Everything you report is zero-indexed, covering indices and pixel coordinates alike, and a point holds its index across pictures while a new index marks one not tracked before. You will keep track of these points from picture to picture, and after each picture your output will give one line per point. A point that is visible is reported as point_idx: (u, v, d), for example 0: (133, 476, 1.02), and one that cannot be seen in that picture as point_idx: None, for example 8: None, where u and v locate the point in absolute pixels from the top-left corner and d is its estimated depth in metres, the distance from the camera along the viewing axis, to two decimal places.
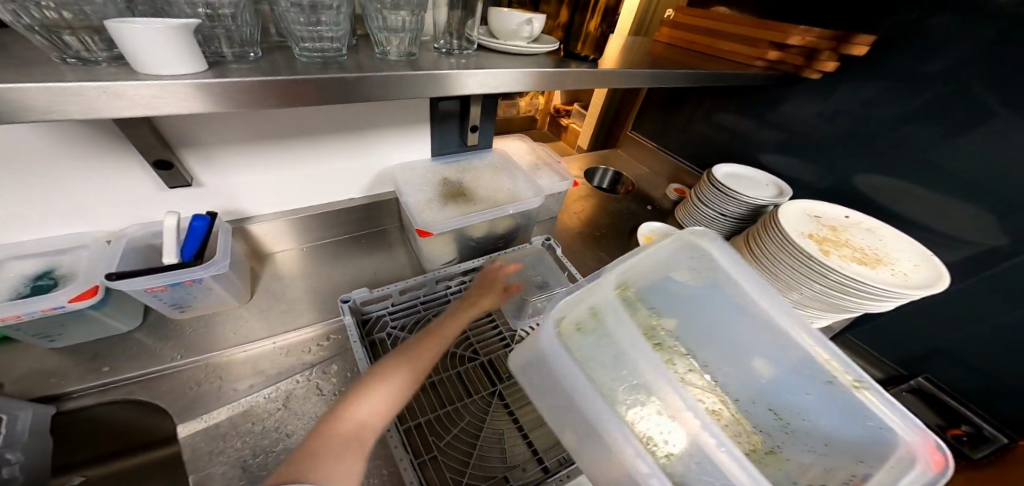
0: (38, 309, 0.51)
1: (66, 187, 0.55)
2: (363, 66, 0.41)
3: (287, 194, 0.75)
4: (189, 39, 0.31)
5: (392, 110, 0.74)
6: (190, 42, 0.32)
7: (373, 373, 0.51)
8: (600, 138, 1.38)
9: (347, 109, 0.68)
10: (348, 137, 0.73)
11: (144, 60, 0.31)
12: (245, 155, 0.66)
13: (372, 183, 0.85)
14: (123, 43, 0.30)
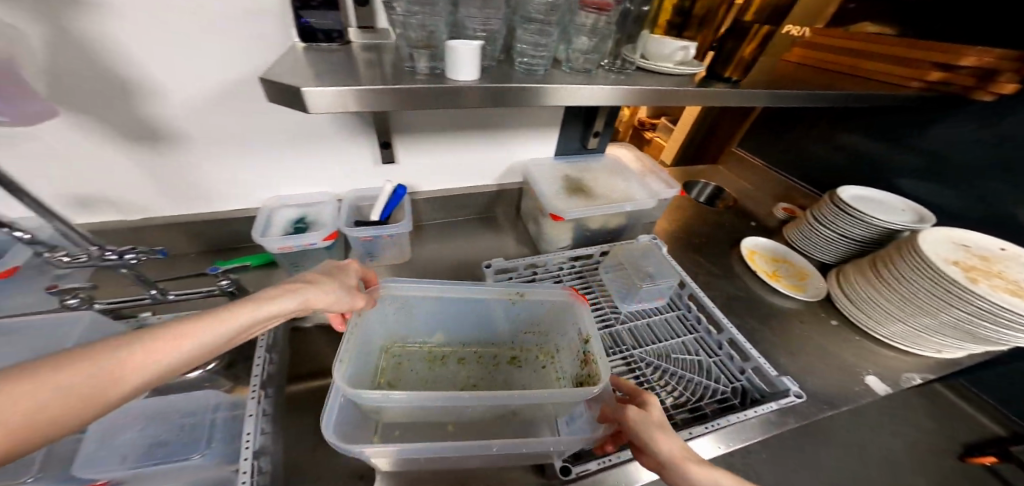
0: (302, 243, 0.74)
1: (327, 157, 0.79)
2: (561, 79, 0.54)
3: (444, 178, 0.95)
4: (476, 57, 0.47)
5: (539, 114, 0.89)
6: (475, 59, 0.48)
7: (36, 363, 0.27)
8: (690, 153, 1.37)
9: (507, 111, 0.85)
10: (501, 134, 0.91)
11: (457, 68, 0.48)
12: (429, 144, 0.86)
13: (503, 174, 1.01)
14: (452, 57, 0.47)
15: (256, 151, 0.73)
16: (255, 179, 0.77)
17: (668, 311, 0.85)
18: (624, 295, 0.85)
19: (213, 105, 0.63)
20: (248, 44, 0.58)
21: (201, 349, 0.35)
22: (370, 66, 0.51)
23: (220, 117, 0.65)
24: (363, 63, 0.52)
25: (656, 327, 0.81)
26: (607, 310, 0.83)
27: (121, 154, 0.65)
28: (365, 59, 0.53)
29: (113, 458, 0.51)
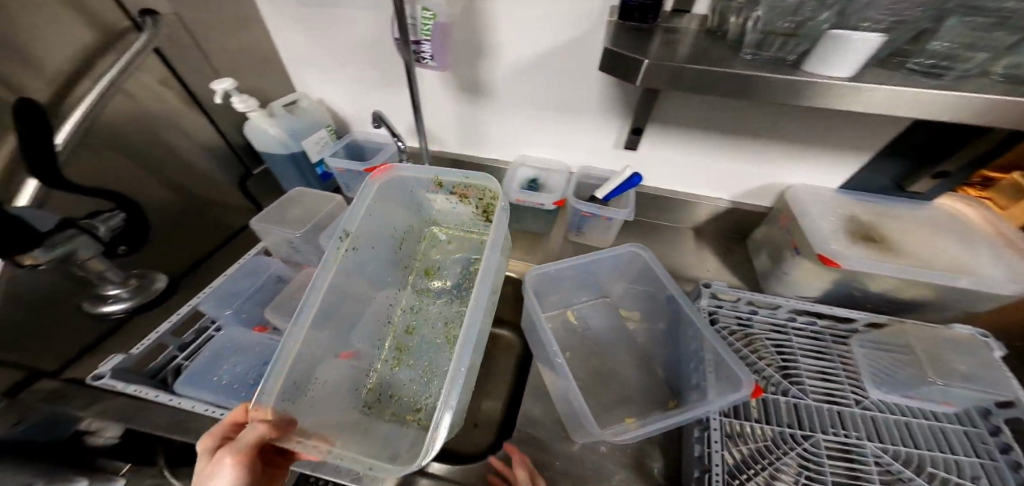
0: (534, 203, 0.76)
1: (574, 132, 0.75)
2: (1011, 90, 0.36)
3: (677, 178, 0.77)
4: (863, 49, 0.37)
5: (868, 126, 0.58)
6: (864, 50, 0.37)
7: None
8: None
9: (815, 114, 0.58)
10: (799, 147, 0.64)
11: (824, 61, 0.39)
12: (677, 138, 0.69)
13: (752, 192, 0.76)
14: (826, 47, 0.38)
15: (521, 113, 0.75)
16: (507, 134, 0.80)
17: (960, 425, 0.56)
18: (879, 380, 0.61)
19: (513, 74, 0.68)
20: (562, 18, 0.58)
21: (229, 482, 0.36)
22: (693, 52, 0.46)
23: (509, 84, 0.70)
24: (678, 48, 0.47)
25: (925, 438, 0.55)
26: (847, 387, 0.61)
27: (431, 96, 0.77)
28: (679, 43, 0.47)
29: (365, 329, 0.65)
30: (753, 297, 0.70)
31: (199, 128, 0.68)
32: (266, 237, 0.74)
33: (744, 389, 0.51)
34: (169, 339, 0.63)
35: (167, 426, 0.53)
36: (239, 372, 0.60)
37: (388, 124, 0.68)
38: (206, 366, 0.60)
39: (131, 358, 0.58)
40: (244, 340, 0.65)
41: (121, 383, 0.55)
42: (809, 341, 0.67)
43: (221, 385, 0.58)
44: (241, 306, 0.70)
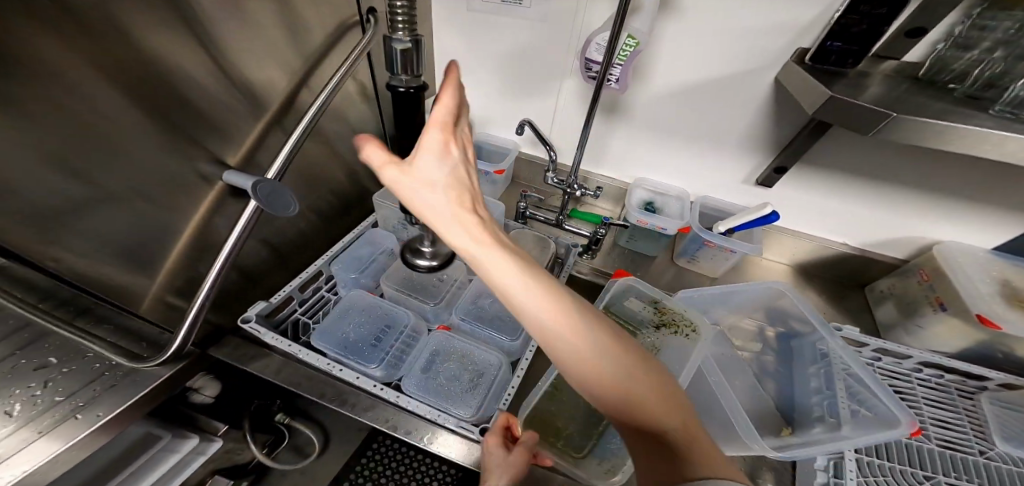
0: (655, 225, 0.77)
1: (708, 160, 0.76)
2: None
3: (802, 214, 0.78)
4: None
5: None
6: None
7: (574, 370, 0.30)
8: None
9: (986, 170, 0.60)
10: (946, 196, 0.65)
11: None
12: (823, 180, 0.72)
13: (886, 243, 0.76)
14: None
15: (656, 135, 0.77)
16: (635, 155, 0.82)
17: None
18: (1009, 435, 0.59)
19: (662, 98, 0.71)
20: (735, 54, 0.61)
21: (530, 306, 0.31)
22: (887, 95, 0.47)
23: (654, 107, 0.73)
24: (868, 89, 0.48)
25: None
26: (971, 439, 0.60)
27: (564, 113, 0.80)
28: (867, 84, 0.49)
29: (467, 307, 0.64)
30: (883, 346, 0.66)
31: (360, 120, 0.76)
32: (380, 209, 0.74)
33: (902, 427, 0.46)
34: (296, 293, 0.61)
35: (333, 397, 0.51)
36: (362, 335, 0.59)
37: (536, 130, 0.71)
38: (332, 324, 0.60)
39: (271, 306, 0.57)
40: (359, 303, 0.64)
41: (263, 330, 0.54)
42: (933, 392, 0.66)
43: (345, 341, 0.58)
44: (363, 273, 0.70)
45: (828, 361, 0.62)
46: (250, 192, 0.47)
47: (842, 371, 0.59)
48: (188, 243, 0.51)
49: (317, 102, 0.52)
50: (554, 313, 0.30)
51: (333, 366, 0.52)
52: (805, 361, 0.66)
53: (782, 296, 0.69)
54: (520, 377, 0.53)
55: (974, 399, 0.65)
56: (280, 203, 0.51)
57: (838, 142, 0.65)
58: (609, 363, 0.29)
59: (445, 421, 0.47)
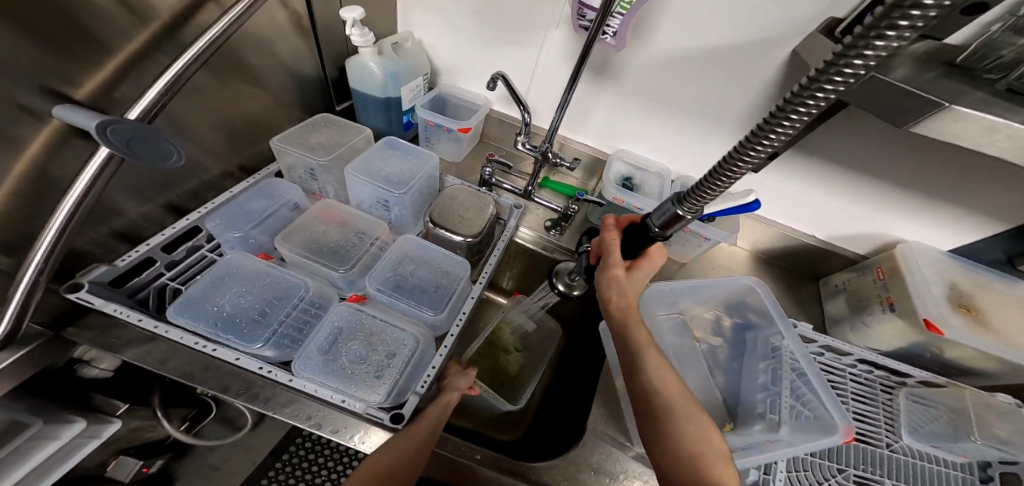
0: (632, 204, 0.69)
1: (696, 139, 0.69)
2: None
3: (779, 203, 0.75)
4: None
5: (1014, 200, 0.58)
6: None
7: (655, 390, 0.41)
8: None
9: (968, 176, 0.58)
10: (921, 199, 0.64)
11: None
12: (811, 168, 0.67)
13: (850, 238, 0.76)
14: None
15: (644, 104, 0.68)
16: (619, 126, 0.73)
17: (970, 474, 0.59)
18: (914, 429, 0.61)
19: (661, 62, 0.61)
20: (751, 17, 0.51)
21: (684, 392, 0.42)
22: (914, 80, 0.40)
23: (649, 72, 0.63)
24: (894, 70, 0.41)
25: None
26: (882, 431, 0.61)
27: (545, 68, 0.68)
28: (894, 66, 0.42)
29: (385, 276, 0.53)
30: (831, 344, 0.66)
31: (294, 57, 0.60)
32: (281, 157, 0.59)
33: (836, 435, 0.47)
34: (157, 254, 0.49)
35: (240, 390, 0.43)
36: (242, 307, 0.48)
37: (509, 85, 0.59)
38: (203, 294, 0.48)
39: (116, 271, 0.45)
40: (243, 266, 0.52)
41: (100, 300, 0.42)
42: (860, 387, 0.65)
43: (220, 313, 0.46)
44: (251, 230, 0.55)
45: (778, 357, 0.61)
46: (94, 135, 0.33)
47: (790, 368, 0.58)
48: (25, 189, 0.38)
49: (209, 32, 0.40)
50: (663, 381, 0.41)
51: (204, 345, 0.43)
52: (755, 356, 0.66)
53: (751, 291, 0.67)
54: (443, 356, 0.47)
55: (894, 393, 0.65)
56: (158, 149, 0.40)
57: (835, 128, 0.60)
58: (683, 405, 0.40)
59: (353, 406, 0.41)
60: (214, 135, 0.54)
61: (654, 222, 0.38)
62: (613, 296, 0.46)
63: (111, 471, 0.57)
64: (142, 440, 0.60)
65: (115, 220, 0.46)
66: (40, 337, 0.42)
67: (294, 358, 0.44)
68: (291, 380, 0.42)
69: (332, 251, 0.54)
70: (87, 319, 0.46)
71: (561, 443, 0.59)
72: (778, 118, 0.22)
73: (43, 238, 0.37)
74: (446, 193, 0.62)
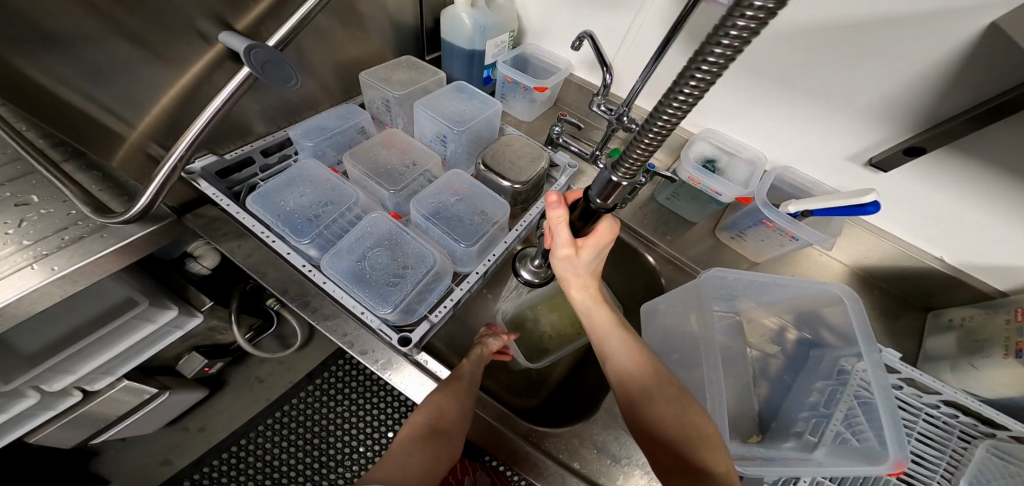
0: (709, 187, 0.64)
1: (808, 124, 0.60)
2: None
3: (898, 213, 0.63)
4: None
5: None
6: None
7: (622, 365, 0.48)
8: None
9: None
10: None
11: None
12: (958, 181, 0.54)
13: (990, 271, 0.62)
14: None
15: (756, 82, 0.60)
16: (713, 102, 0.67)
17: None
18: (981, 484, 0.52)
19: (777, 34, 0.54)
20: None
21: (643, 354, 0.49)
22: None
23: (773, 46, 0.55)
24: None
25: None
26: (936, 477, 0.54)
27: (641, 31, 0.63)
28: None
29: (429, 202, 0.55)
30: (916, 378, 0.56)
31: (396, 9, 0.64)
32: (367, 90, 0.61)
33: (883, 465, 0.43)
34: (257, 156, 0.55)
35: (296, 295, 0.55)
36: (302, 206, 0.51)
37: (596, 45, 0.56)
38: (276, 189, 0.51)
39: (222, 163, 0.51)
40: (313, 173, 0.54)
41: (204, 184, 0.48)
42: (932, 429, 0.57)
43: (283, 210, 0.50)
44: (321, 142, 0.56)
45: (844, 379, 0.56)
46: (243, 56, 0.40)
47: (852, 394, 0.53)
48: (178, 95, 0.49)
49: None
50: (633, 363, 0.48)
51: (271, 236, 0.47)
52: (816, 374, 0.61)
53: (832, 304, 0.59)
54: (463, 292, 0.50)
55: (971, 443, 0.55)
56: (279, 75, 0.46)
57: (1016, 128, 0.46)
58: (658, 393, 0.44)
59: (369, 318, 0.45)
60: (328, 74, 0.61)
61: (595, 194, 0.37)
62: (570, 275, 0.51)
63: (183, 363, 0.89)
64: (211, 343, 0.93)
65: (244, 135, 0.54)
66: (167, 218, 0.54)
67: (325, 258, 0.48)
68: (324, 281, 0.47)
69: (387, 174, 0.56)
70: (201, 211, 0.58)
71: (585, 409, 0.68)
72: (690, 68, 0.18)
73: (180, 139, 0.44)
74: (501, 141, 0.64)
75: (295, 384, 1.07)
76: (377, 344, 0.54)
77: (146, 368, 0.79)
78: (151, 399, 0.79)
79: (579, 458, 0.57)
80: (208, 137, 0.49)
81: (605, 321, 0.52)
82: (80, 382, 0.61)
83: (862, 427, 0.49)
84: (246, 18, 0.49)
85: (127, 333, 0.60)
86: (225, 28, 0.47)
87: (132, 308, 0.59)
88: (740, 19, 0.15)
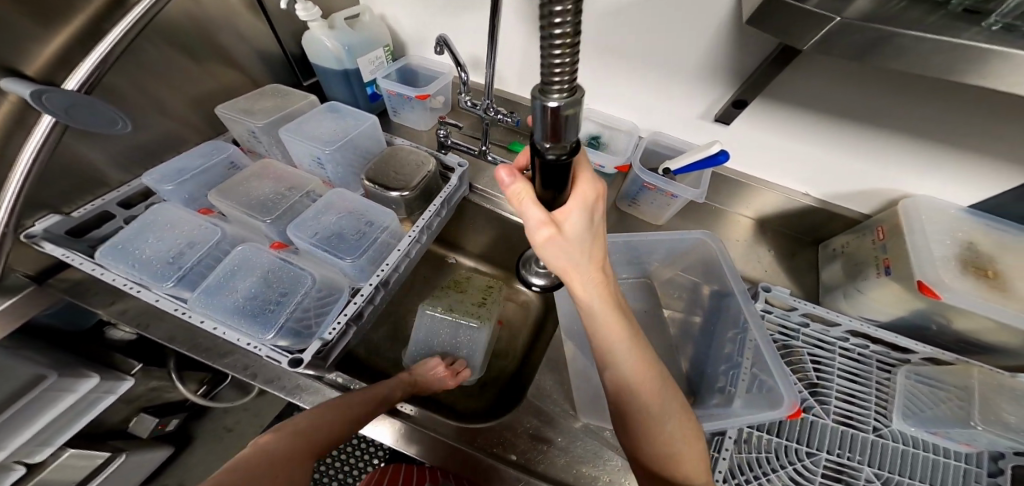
0: (594, 161, 0.67)
1: (662, 92, 0.64)
2: None
3: (766, 161, 0.67)
4: None
5: None
6: None
7: (622, 372, 0.42)
8: None
9: (994, 117, 0.47)
10: (944, 153, 0.54)
11: None
12: (797, 124, 0.60)
13: (850, 198, 0.67)
14: None
15: (608, 57, 0.64)
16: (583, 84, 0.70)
17: (973, 465, 0.54)
18: (909, 412, 0.57)
19: (608, 13, 0.58)
20: None
21: (651, 368, 0.43)
22: (868, 7, 0.33)
23: (609, 24, 0.59)
24: (855, 1, 0.34)
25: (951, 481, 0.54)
26: (871, 414, 0.58)
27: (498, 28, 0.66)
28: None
29: (309, 225, 0.54)
30: (812, 311, 0.64)
31: (253, 38, 0.64)
32: (232, 126, 0.60)
33: (781, 408, 0.47)
34: (115, 209, 0.53)
35: (187, 341, 0.53)
36: (165, 252, 0.49)
37: (451, 51, 0.58)
38: (134, 240, 0.49)
39: (71, 222, 0.48)
40: (175, 217, 0.53)
41: (51, 245, 0.45)
42: (851, 363, 0.62)
43: (145, 259, 0.48)
44: (185, 183, 0.55)
45: (744, 326, 0.59)
46: (33, 103, 0.38)
47: (755, 339, 0.56)
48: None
49: (137, 8, 0.44)
50: (635, 371, 0.42)
51: (132, 287, 0.45)
52: (728, 326, 0.63)
53: (701, 243, 0.67)
54: (358, 303, 0.48)
55: (893, 372, 0.62)
56: (97, 116, 0.45)
57: (820, 66, 0.51)
58: (656, 404, 0.42)
59: (254, 348, 0.43)
60: (185, 112, 0.59)
61: (539, 138, 0.26)
62: (562, 261, 0.39)
63: (134, 425, 0.78)
64: (162, 400, 0.83)
65: (96, 189, 0.52)
66: (23, 289, 0.50)
67: (197, 296, 0.46)
68: (201, 321, 0.45)
69: (262, 205, 0.55)
70: (70, 273, 0.55)
71: (512, 400, 0.66)
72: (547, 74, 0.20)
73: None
74: (386, 152, 0.65)
75: (268, 425, 1.02)
76: (283, 371, 0.52)
77: (90, 434, 0.69)
78: (105, 464, 0.69)
79: (515, 449, 0.56)
80: (44, 197, 0.47)
81: (609, 323, 0.42)
82: (18, 455, 0.53)
83: (767, 361, 0.53)
84: (55, 66, 0.46)
85: (49, 406, 0.54)
86: (29, 74, 0.44)
87: (42, 382, 0.54)
88: (555, 15, 0.17)
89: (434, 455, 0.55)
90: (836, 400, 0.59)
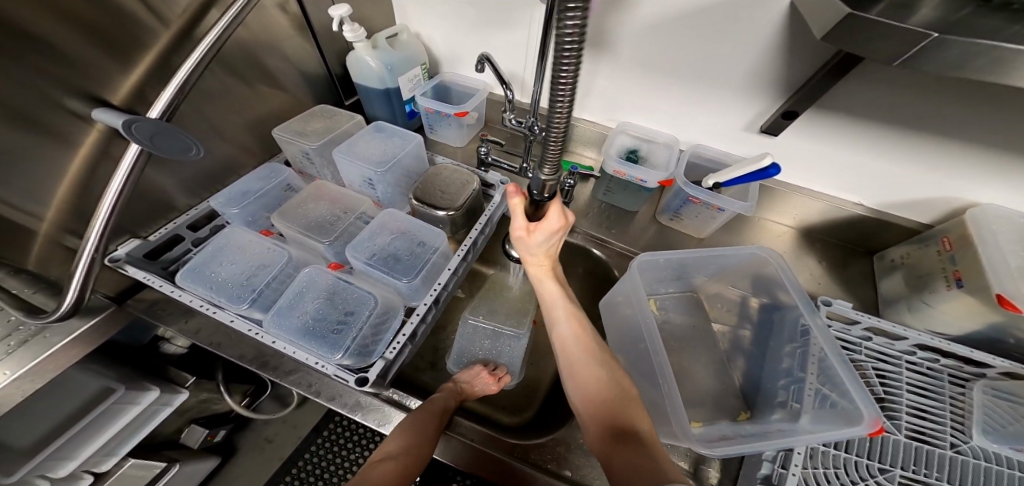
0: (635, 176, 0.67)
1: (703, 104, 0.64)
2: None
3: (815, 170, 0.65)
4: None
5: None
6: None
7: (562, 333, 0.50)
8: None
9: None
10: (1016, 158, 0.51)
11: None
12: (850, 132, 0.58)
13: (906, 207, 0.65)
14: None
15: (646, 70, 0.64)
16: (620, 98, 0.70)
17: None
18: (986, 426, 0.54)
19: (648, 30, 0.58)
20: None
21: (585, 330, 0.50)
22: (939, 19, 0.32)
23: (649, 41, 0.59)
24: (928, 12, 0.34)
25: None
26: (946, 430, 0.54)
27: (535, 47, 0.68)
28: (923, 5, 0.34)
29: (366, 247, 0.55)
30: (876, 325, 0.61)
31: (302, 67, 0.67)
32: (287, 147, 0.62)
33: (861, 425, 0.44)
34: (184, 232, 0.56)
35: (252, 358, 0.54)
36: (235, 274, 0.51)
37: (495, 68, 0.59)
38: (206, 261, 0.51)
39: (149, 245, 0.51)
40: (239, 238, 0.55)
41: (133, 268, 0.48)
42: (920, 377, 0.59)
43: (215, 280, 0.49)
44: (247, 206, 0.58)
45: (807, 340, 0.56)
46: (124, 131, 0.41)
47: (819, 353, 0.54)
48: (81, 183, 0.48)
49: (206, 41, 0.46)
50: (573, 329, 0.50)
51: (208, 307, 0.47)
52: (783, 340, 0.61)
53: (772, 264, 0.62)
54: (414, 323, 0.48)
55: (966, 386, 0.58)
56: (176, 143, 0.48)
57: (876, 74, 0.50)
58: (589, 358, 0.48)
59: (322, 367, 0.44)
60: (243, 137, 0.62)
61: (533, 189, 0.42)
62: (525, 256, 0.52)
63: (185, 435, 0.81)
64: (210, 411, 0.85)
65: (167, 213, 0.55)
66: (104, 308, 0.53)
67: (268, 317, 0.48)
68: (273, 341, 0.46)
69: (319, 228, 0.56)
70: (142, 293, 0.58)
71: (559, 414, 0.65)
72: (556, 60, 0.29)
73: (91, 230, 0.44)
74: (431, 172, 0.66)
75: (305, 438, 0.99)
76: (343, 387, 0.53)
77: (146, 445, 0.71)
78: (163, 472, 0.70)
79: (570, 465, 0.55)
80: (126, 222, 0.50)
81: (554, 295, 0.53)
82: (86, 464, 0.56)
83: (837, 376, 0.50)
84: (133, 98, 0.49)
85: (114, 418, 0.57)
86: (114, 104, 0.48)
87: (110, 395, 0.57)
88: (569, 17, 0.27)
89: (479, 466, 0.54)
90: (906, 414, 0.55)
